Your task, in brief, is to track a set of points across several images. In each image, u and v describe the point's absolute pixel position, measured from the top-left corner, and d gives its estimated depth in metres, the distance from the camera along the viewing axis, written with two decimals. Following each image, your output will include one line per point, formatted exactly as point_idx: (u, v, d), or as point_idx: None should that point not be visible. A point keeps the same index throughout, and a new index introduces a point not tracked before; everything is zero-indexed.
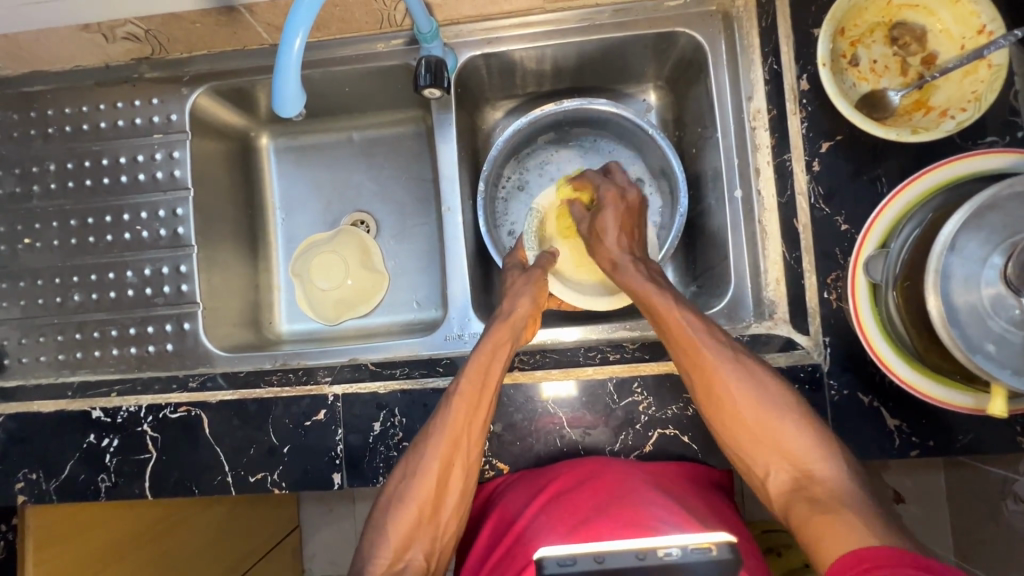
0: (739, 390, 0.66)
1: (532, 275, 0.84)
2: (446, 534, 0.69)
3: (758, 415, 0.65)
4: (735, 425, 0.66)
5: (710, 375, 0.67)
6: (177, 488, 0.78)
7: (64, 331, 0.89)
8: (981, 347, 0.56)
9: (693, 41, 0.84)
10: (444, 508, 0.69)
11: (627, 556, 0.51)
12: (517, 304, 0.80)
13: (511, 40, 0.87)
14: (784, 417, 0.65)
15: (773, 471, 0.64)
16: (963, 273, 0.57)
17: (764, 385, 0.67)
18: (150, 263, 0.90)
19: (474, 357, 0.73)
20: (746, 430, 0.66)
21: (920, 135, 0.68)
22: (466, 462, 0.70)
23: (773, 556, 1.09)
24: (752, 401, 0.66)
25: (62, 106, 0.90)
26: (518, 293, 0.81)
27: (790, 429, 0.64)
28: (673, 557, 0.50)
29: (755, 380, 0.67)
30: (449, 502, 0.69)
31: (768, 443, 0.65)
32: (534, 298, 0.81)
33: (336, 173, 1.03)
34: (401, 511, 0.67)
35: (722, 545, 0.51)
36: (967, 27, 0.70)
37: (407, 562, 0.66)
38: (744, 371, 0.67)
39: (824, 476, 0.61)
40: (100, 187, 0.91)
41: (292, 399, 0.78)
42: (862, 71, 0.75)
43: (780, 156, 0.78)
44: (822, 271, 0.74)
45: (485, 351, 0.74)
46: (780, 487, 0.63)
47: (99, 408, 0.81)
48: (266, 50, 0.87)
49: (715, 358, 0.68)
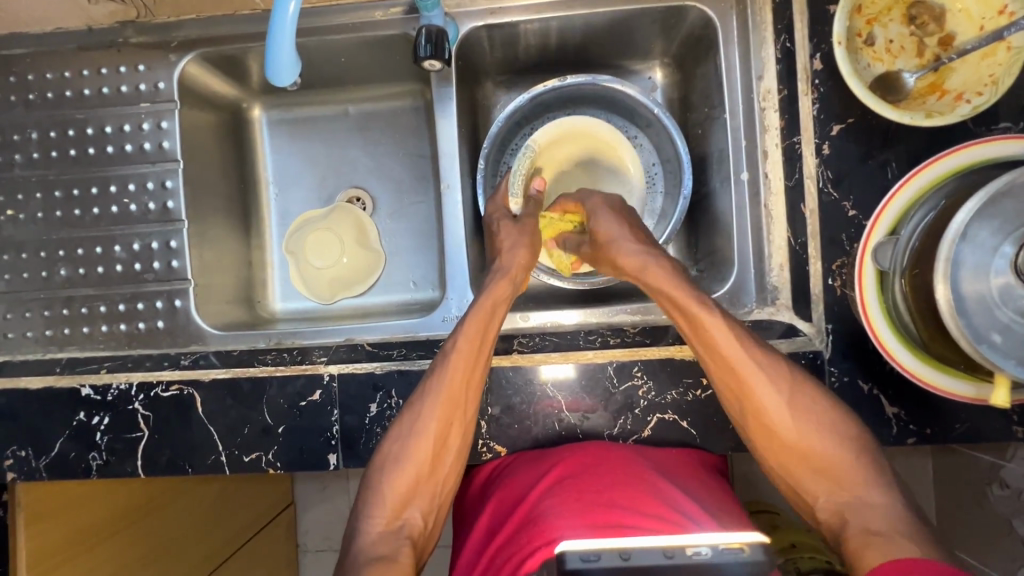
0: (778, 407, 0.65)
1: (525, 226, 0.82)
2: (445, 491, 0.70)
3: (806, 443, 0.64)
4: (779, 446, 0.66)
5: (759, 408, 0.66)
6: (170, 467, 0.77)
7: (51, 307, 0.86)
8: (986, 337, 0.55)
9: (704, 16, 0.81)
10: (442, 464, 0.70)
11: (656, 555, 0.49)
12: (514, 257, 0.78)
13: (516, 10, 0.84)
14: (817, 424, 0.65)
15: (821, 495, 0.64)
16: (973, 262, 0.56)
17: (802, 393, 0.66)
18: (139, 238, 0.87)
19: (473, 313, 0.72)
20: (794, 456, 0.65)
21: (934, 120, 0.66)
22: (464, 421, 0.70)
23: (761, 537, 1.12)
24: (798, 424, 0.65)
25: (44, 71, 0.86)
26: (513, 245, 0.80)
27: (836, 449, 0.64)
28: (703, 556, 0.49)
29: (799, 398, 0.65)
30: (447, 459, 0.70)
31: (806, 460, 0.65)
32: (529, 246, 0.80)
33: (331, 147, 1.01)
34: (399, 466, 0.68)
35: (753, 545, 0.50)
36: (987, 7, 0.68)
37: (406, 521, 0.67)
38: (784, 386, 0.66)
39: (874, 502, 0.61)
40: (86, 157, 0.87)
41: (287, 378, 0.77)
42: (878, 50, 0.72)
43: (789, 139, 0.76)
44: (828, 257, 0.73)
45: (485, 307, 0.73)
46: (829, 511, 0.62)
47: (89, 386, 0.79)
48: (258, 16, 0.84)
49: (762, 382, 0.65)
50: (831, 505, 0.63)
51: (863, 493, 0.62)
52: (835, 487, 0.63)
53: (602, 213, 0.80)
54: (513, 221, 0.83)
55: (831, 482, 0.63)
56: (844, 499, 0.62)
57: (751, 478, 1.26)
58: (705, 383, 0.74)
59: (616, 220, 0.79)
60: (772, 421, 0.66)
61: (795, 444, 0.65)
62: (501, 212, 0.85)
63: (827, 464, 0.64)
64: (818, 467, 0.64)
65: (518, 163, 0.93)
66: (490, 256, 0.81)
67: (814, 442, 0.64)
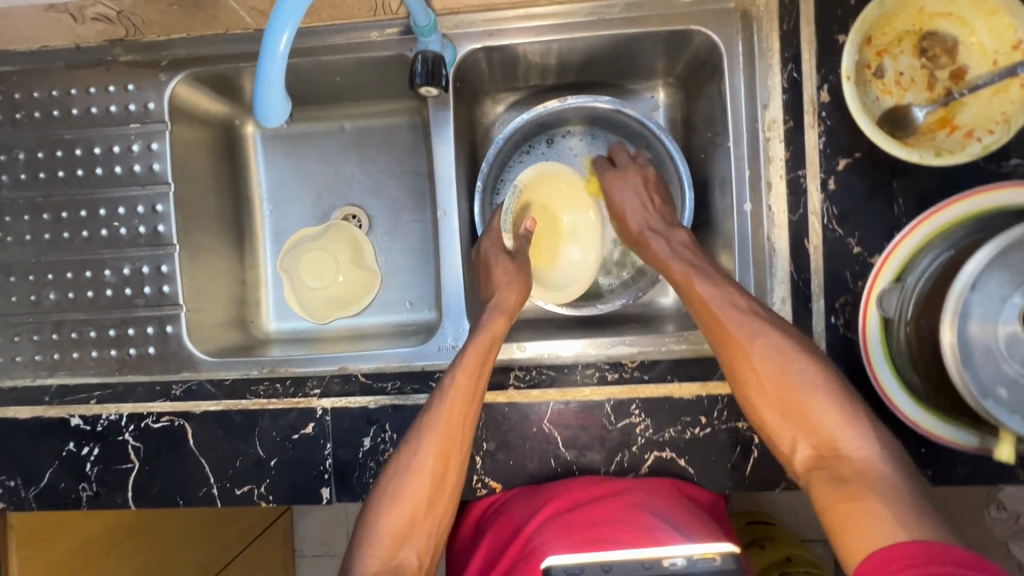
0: (760, 355, 0.65)
1: (522, 262, 0.80)
2: (441, 530, 0.68)
3: (784, 390, 0.63)
4: (756, 391, 0.65)
5: (740, 355, 0.66)
6: (161, 499, 0.76)
7: (40, 331, 0.84)
8: (992, 391, 0.54)
9: (708, 40, 0.79)
10: (438, 501, 0.68)
11: (636, 564, 0.59)
12: (508, 295, 0.77)
13: (516, 32, 0.81)
14: (801, 372, 0.63)
15: (800, 444, 0.62)
16: (982, 312, 0.54)
17: (786, 345, 0.65)
18: (129, 262, 0.85)
19: (470, 347, 0.71)
20: (770, 403, 0.64)
21: (944, 157, 0.64)
22: (460, 457, 0.69)
23: (755, 548, 1.12)
24: (778, 373, 0.64)
25: (31, 90, 0.84)
26: (506, 283, 0.78)
27: (813, 394, 0.62)
28: (677, 565, 0.59)
29: (783, 349, 0.64)
30: (443, 496, 0.68)
31: (783, 407, 0.63)
32: (522, 284, 0.78)
33: (326, 165, 0.99)
34: (394, 504, 0.66)
35: (724, 555, 0.60)
36: (1001, 40, 0.66)
37: (401, 561, 0.64)
38: (769, 336, 0.65)
39: (852, 453, 0.58)
40: (75, 179, 0.85)
41: (280, 411, 0.76)
42: (887, 83, 0.70)
43: (794, 172, 0.74)
44: (831, 294, 0.72)
45: (482, 341, 0.72)
46: (808, 463, 0.61)
47: (78, 416, 0.78)
48: (250, 36, 0.81)
49: (742, 330, 0.66)
50: (807, 454, 0.61)
51: (842, 447, 0.59)
52: (809, 434, 0.61)
53: (621, 185, 0.83)
54: (509, 256, 0.81)
55: (805, 430, 0.62)
56: (825, 452, 0.60)
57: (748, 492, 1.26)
58: (704, 421, 0.73)
59: (636, 192, 0.83)
60: (755, 371, 0.65)
61: (777, 393, 0.63)
62: (495, 246, 0.81)
63: (810, 416, 0.62)
64: (795, 415, 0.62)
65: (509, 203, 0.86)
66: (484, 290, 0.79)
67: (796, 391, 0.63)
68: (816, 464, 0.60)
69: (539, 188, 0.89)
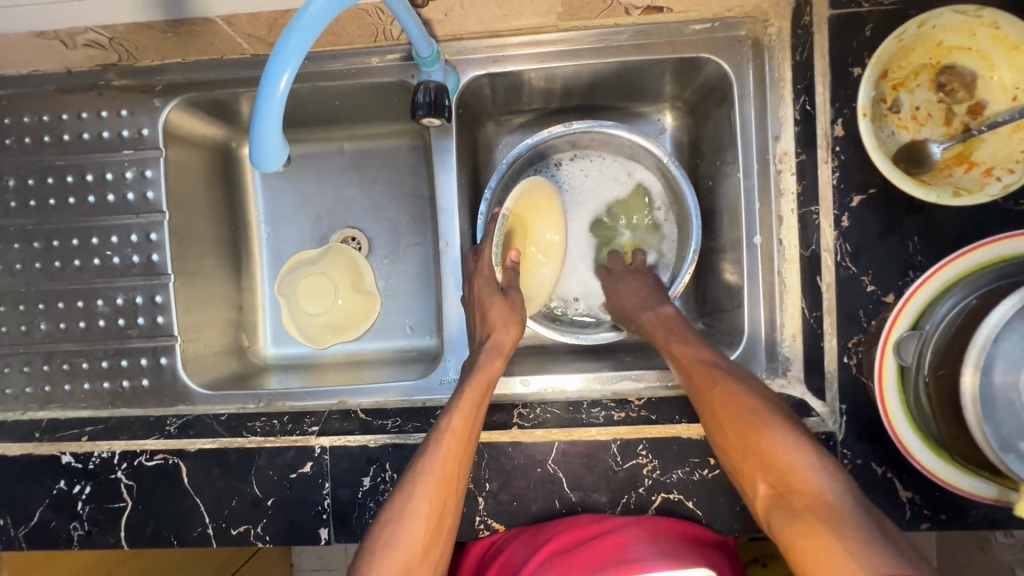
0: (721, 391, 0.63)
1: (515, 300, 0.78)
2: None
3: (743, 426, 0.59)
4: (721, 434, 0.62)
5: (704, 395, 0.64)
6: (155, 539, 0.74)
7: (31, 362, 0.82)
8: (1014, 446, 0.53)
9: (719, 69, 0.77)
10: (433, 548, 0.64)
11: None
12: (506, 334, 0.75)
13: (521, 58, 0.79)
14: (763, 410, 0.60)
15: (760, 484, 0.56)
16: (1005, 367, 0.52)
17: (750, 387, 0.63)
18: (123, 292, 0.83)
19: (466, 388, 0.70)
20: (733, 443, 0.60)
21: (962, 198, 0.62)
22: (454, 499, 0.67)
23: (757, 566, 1.07)
24: (741, 407, 0.61)
25: (21, 114, 0.82)
26: (506, 322, 0.76)
27: (771, 428, 0.58)
28: None
29: (746, 389, 0.63)
30: (438, 542, 0.65)
31: (744, 444, 0.59)
32: (519, 322, 0.77)
33: (325, 188, 0.97)
34: (388, 553, 0.63)
35: None
36: (1022, 76, 0.64)
37: None
38: (735, 378, 0.64)
39: (804, 488, 0.53)
40: (67, 206, 0.83)
41: (277, 450, 0.74)
42: (903, 118, 0.68)
43: (806, 207, 0.72)
44: (844, 333, 0.70)
45: (478, 381, 0.71)
46: (765, 502, 0.55)
47: (70, 454, 0.75)
48: (247, 61, 0.79)
49: (706, 371, 0.66)
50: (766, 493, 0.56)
51: (797, 480, 0.54)
52: (767, 470, 0.56)
53: (627, 277, 0.85)
54: (502, 294, 0.78)
55: (763, 467, 0.56)
56: (778, 488, 0.54)
57: None
58: (712, 462, 0.71)
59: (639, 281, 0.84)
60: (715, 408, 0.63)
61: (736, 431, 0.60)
62: (489, 283, 0.77)
63: (765, 448, 0.57)
64: (753, 453, 0.58)
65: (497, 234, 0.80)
66: (478, 326, 0.77)
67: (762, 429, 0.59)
68: (774, 503, 0.54)
69: (525, 205, 0.85)
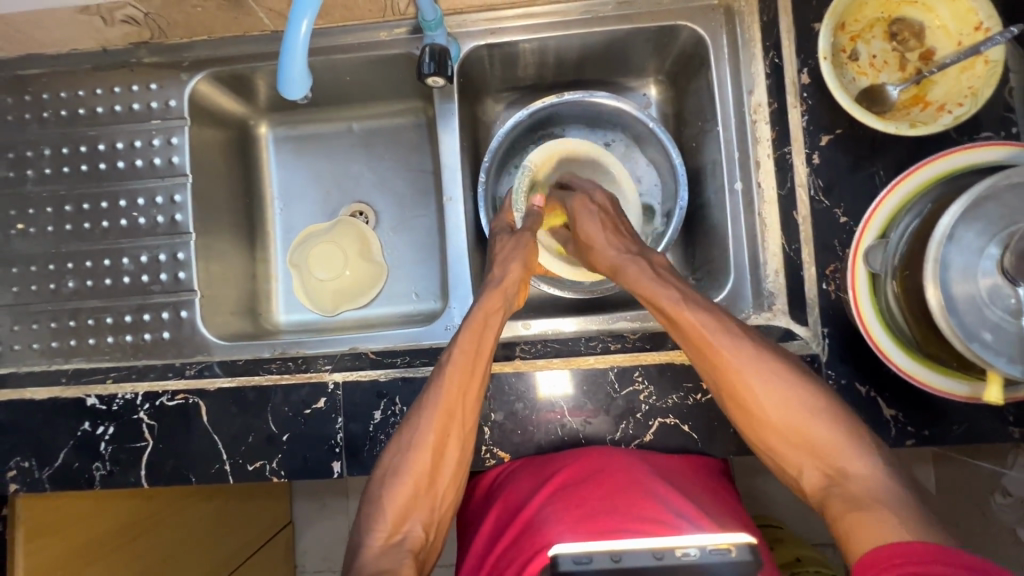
0: (753, 384, 0.66)
1: (521, 239, 0.81)
2: (444, 505, 0.70)
3: (792, 425, 0.64)
4: (763, 427, 0.66)
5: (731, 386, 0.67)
6: (174, 476, 0.77)
7: (58, 318, 0.87)
8: (978, 336, 0.57)
9: (695, 35, 0.85)
10: (440, 478, 0.70)
11: (645, 556, 0.52)
12: (509, 270, 0.78)
13: (515, 30, 0.87)
14: (805, 403, 0.64)
15: (807, 469, 0.63)
16: (961, 263, 0.57)
17: (778, 372, 0.66)
18: (147, 250, 0.88)
19: (464, 333, 0.72)
20: (772, 431, 0.65)
21: (917, 129, 0.69)
22: (461, 432, 0.70)
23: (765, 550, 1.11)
24: (776, 401, 0.65)
25: (58, 90, 0.89)
26: (508, 258, 0.79)
27: (815, 423, 0.63)
28: (691, 557, 0.52)
29: (778, 378, 0.66)
30: (446, 471, 0.70)
31: (792, 436, 0.64)
32: (525, 261, 0.79)
33: (335, 163, 1.03)
34: (398, 482, 0.68)
35: (740, 546, 0.52)
36: (964, 23, 0.71)
37: (406, 534, 0.66)
38: (759, 362, 0.67)
39: (855, 472, 0.60)
40: (97, 172, 0.89)
41: (292, 386, 0.78)
42: (862, 65, 0.75)
43: (781, 149, 0.78)
44: (821, 262, 0.75)
45: (474, 322, 0.73)
46: (814, 483, 0.63)
47: (95, 396, 0.79)
48: (268, 37, 0.87)
49: (728, 356, 0.67)
50: (815, 475, 0.63)
51: (844, 464, 0.61)
52: (812, 456, 0.63)
53: (585, 210, 0.82)
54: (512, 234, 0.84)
55: (812, 454, 0.63)
56: (831, 473, 0.61)
57: (753, 493, 1.26)
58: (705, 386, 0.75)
59: (598, 219, 0.82)
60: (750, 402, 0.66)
61: (778, 423, 0.65)
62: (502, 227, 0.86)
63: (805, 435, 0.64)
64: (800, 442, 0.64)
65: (519, 180, 0.94)
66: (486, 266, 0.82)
67: (804, 423, 0.64)
68: (826, 486, 0.61)
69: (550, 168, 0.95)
